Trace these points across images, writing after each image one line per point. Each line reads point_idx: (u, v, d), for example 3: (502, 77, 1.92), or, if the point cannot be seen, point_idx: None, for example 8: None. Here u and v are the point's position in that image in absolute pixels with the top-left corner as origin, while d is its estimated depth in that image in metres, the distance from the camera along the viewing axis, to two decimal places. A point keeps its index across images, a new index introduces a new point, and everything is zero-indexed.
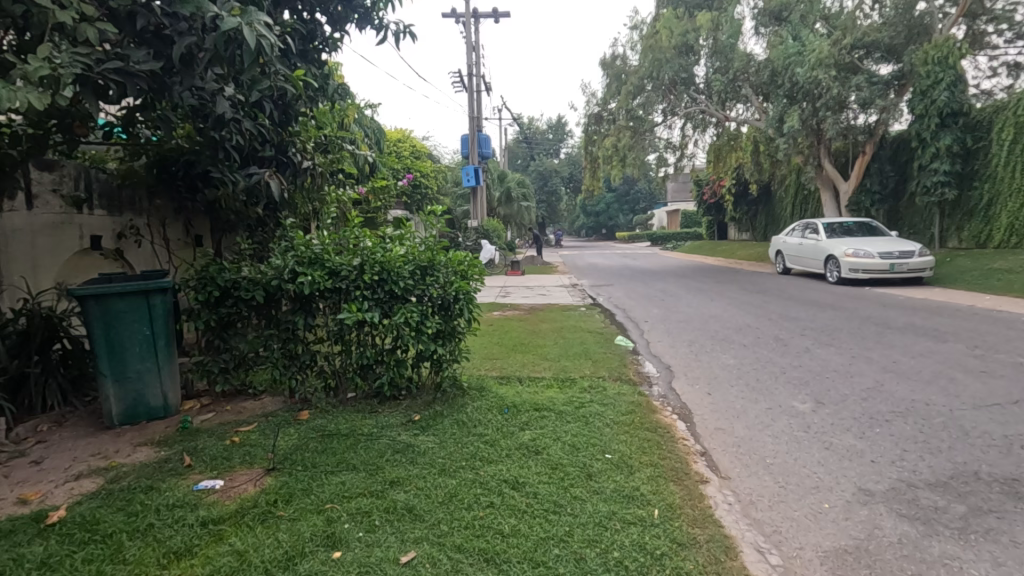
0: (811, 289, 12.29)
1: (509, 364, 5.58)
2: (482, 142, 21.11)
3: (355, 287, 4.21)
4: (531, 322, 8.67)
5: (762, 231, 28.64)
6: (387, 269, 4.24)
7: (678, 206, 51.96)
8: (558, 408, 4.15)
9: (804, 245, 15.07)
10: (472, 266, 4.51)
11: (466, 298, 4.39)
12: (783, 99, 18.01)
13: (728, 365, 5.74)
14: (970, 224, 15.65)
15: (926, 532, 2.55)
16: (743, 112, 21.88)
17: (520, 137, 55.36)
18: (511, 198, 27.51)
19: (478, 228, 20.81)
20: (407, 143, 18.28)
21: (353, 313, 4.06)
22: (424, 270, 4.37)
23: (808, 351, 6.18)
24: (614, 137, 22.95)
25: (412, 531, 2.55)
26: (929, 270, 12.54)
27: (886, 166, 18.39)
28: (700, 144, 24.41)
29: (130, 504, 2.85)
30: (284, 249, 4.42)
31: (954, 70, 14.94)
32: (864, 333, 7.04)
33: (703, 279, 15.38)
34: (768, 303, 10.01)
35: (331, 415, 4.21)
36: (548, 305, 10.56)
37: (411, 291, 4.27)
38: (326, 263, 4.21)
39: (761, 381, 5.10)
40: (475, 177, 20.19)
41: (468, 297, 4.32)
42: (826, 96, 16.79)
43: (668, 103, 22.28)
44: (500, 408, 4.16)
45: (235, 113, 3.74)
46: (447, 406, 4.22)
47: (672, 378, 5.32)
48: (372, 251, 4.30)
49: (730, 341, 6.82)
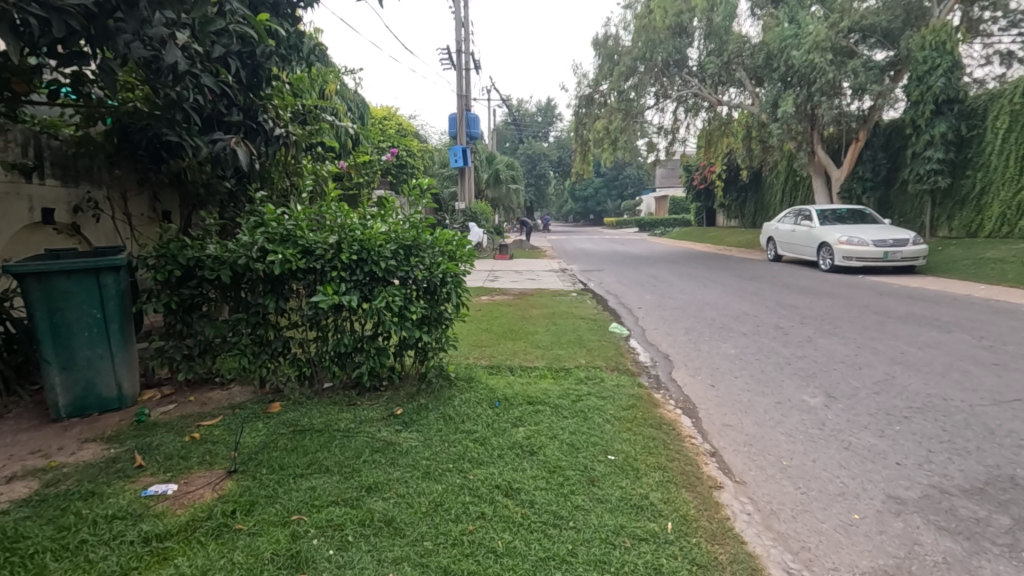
0: (804, 276, 12.09)
1: (499, 352, 5.26)
2: (470, 122, 20.56)
3: (331, 268, 3.81)
4: (521, 307, 8.34)
5: (751, 218, 28.51)
6: (367, 248, 3.84)
7: (667, 192, 51.72)
8: (553, 401, 3.82)
9: (796, 232, 14.87)
10: (461, 245, 4.13)
11: (453, 281, 4.00)
12: (778, 82, 17.72)
13: (729, 355, 5.47)
14: (961, 214, 15.53)
15: (972, 549, 2.27)
16: (735, 96, 21.54)
17: (509, 119, 54.56)
18: (499, 180, 27.03)
19: (466, 210, 20.39)
20: (393, 121, 17.73)
21: (329, 296, 3.66)
22: (409, 249, 3.98)
23: (811, 340, 5.92)
24: (606, 120, 22.51)
25: (391, 549, 2.22)
26: (922, 258, 12.40)
27: (879, 153, 18.21)
28: (691, 128, 24.07)
29: (63, 514, 2.47)
30: (253, 225, 3.97)
31: (951, 55, 14.69)
32: (866, 322, 6.80)
33: (695, 265, 15.15)
34: (762, 290, 9.77)
35: (304, 408, 3.84)
36: (538, 290, 10.23)
37: (394, 272, 3.88)
38: (299, 241, 3.79)
39: (765, 372, 4.82)
40: (463, 158, 19.72)
41: (457, 280, 3.94)
42: (821, 80, 16.52)
43: (661, 86, 21.85)
44: (490, 401, 3.82)
45: (192, 64, 3.31)
46: (433, 399, 3.87)
47: (672, 368, 5.02)
48: (351, 229, 3.89)
49: (729, 330, 6.55)
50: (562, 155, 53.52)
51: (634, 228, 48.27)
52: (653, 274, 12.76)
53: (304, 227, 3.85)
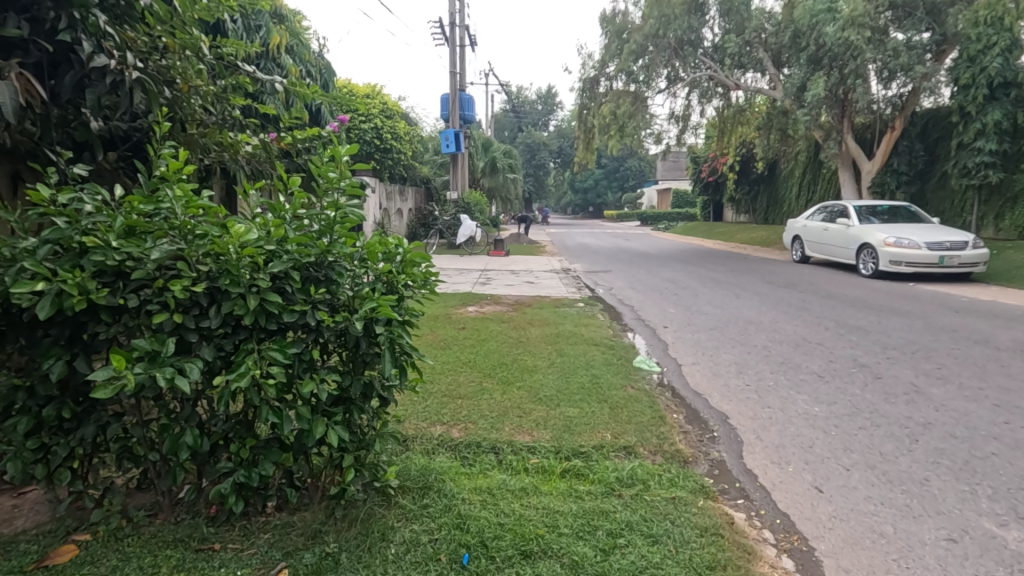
0: (846, 283, 10.42)
1: (480, 411, 3.67)
2: (465, 103, 18.87)
3: (157, 309, 2.00)
4: (515, 325, 6.62)
5: (763, 213, 26.84)
6: (226, 270, 2.04)
7: (670, 184, 50.00)
8: (569, 554, 2.13)
9: (829, 232, 13.21)
10: (409, 263, 2.36)
11: (390, 331, 2.16)
12: (805, 63, 15.99)
13: (815, 417, 3.78)
14: (1013, 213, 13.87)
15: None
16: (754, 80, 19.73)
17: (508, 106, 52.52)
18: (497, 169, 25.21)
19: (458, 200, 18.70)
20: (379, 99, 16.08)
21: (123, 368, 1.85)
22: (309, 271, 2.18)
23: (919, 391, 4.24)
24: (612, 104, 20.70)
25: None
26: (982, 264, 10.74)
27: (916, 144, 16.48)
28: (704, 114, 22.30)
29: None
30: (30, 220, 2.16)
31: (1011, 32, 12.91)
32: (976, 357, 5.12)
33: (714, 266, 13.48)
34: (808, 304, 8.10)
35: (115, 563, 2.10)
36: (537, 298, 8.56)
37: (280, 316, 2.08)
38: (96, 254, 1.97)
39: (891, 459, 3.13)
40: (455, 143, 18.03)
41: (396, 331, 2.12)
42: (856, 61, 14.76)
43: (673, 68, 20.07)
44: (455, 555, 2.12)
45: None
46: (351, 546, 2.15)
47: (742, 448, 3.33)
48: (199, 233, 2.08)
49: (796, 369, 4.86)
50: (562, 144, 51.45)
51: (636, 221, 46.54)
52: (670, 278, 11.07)
53: (115, 228, 2.04)
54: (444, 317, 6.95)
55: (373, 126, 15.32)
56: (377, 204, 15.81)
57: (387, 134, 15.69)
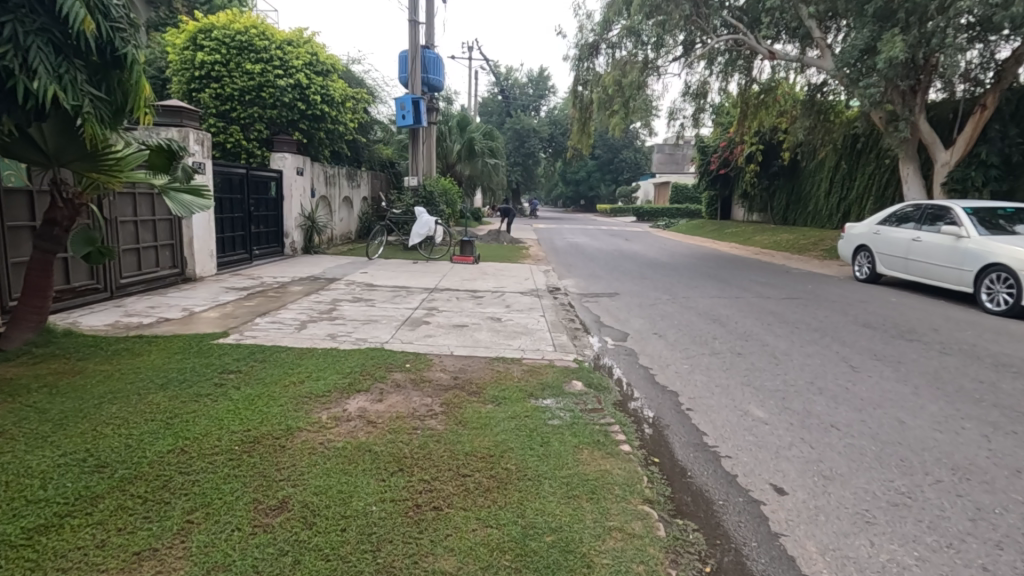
0: (990, 328, 6.70)
1: None
2: (430, 65, 14.97)
3: None
4: (422, 488, 2.74)
5: (782, 211, 23.26)
6: None
7: (669, 178, 46.11)
8: None
9: (920, 243, 9.45)
10: None
11: None
12: (871, 20, 12.26)
13: None
14: None
15: None
16: (791, 48, 15.87)
17: (496, 89, 47.76)
18: (474, 152, 21.20)
19: (419, 187, 14.87)
20: (306, 47, 11.70)
21: None
22: None
23: None
24: (617, 72, 16.56)
25: None
26: None
27: (1010, 128, 12.97)
28: (726, 90, 18.41)
29: None
30: None
31: None
32: None
33: (758, 287, 9.73)
34: (1004, 394, 4.32)
35: None
36: (493, 367, 4.72)
37: None
38: None
39: None
40: (413, 114, 14.07)
41: None
42: (949, 13, 11.03)
43: (691, 30, 16.09)
44: None
45: None
46: None
47: None
48: None
49: None
50: (555, 131, 47.04)
51: (632, 216, 42.71)
52: (711, 313, 7.28)
53: None
54: (269, 453, 3.05)
55: (295, 84, 11.31)
56: (306, 190, 11.91)
57: (313, 95, 11.47)
